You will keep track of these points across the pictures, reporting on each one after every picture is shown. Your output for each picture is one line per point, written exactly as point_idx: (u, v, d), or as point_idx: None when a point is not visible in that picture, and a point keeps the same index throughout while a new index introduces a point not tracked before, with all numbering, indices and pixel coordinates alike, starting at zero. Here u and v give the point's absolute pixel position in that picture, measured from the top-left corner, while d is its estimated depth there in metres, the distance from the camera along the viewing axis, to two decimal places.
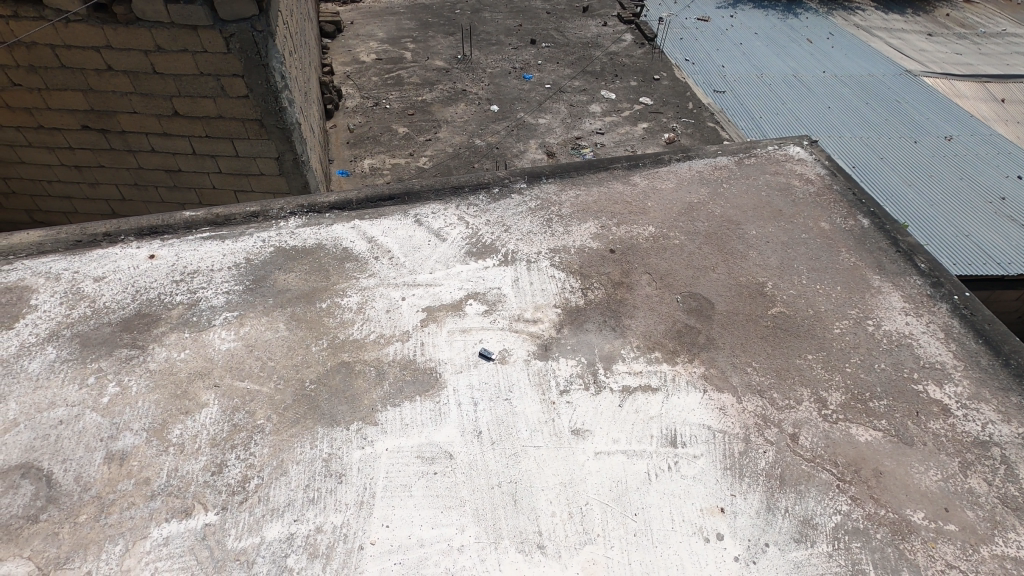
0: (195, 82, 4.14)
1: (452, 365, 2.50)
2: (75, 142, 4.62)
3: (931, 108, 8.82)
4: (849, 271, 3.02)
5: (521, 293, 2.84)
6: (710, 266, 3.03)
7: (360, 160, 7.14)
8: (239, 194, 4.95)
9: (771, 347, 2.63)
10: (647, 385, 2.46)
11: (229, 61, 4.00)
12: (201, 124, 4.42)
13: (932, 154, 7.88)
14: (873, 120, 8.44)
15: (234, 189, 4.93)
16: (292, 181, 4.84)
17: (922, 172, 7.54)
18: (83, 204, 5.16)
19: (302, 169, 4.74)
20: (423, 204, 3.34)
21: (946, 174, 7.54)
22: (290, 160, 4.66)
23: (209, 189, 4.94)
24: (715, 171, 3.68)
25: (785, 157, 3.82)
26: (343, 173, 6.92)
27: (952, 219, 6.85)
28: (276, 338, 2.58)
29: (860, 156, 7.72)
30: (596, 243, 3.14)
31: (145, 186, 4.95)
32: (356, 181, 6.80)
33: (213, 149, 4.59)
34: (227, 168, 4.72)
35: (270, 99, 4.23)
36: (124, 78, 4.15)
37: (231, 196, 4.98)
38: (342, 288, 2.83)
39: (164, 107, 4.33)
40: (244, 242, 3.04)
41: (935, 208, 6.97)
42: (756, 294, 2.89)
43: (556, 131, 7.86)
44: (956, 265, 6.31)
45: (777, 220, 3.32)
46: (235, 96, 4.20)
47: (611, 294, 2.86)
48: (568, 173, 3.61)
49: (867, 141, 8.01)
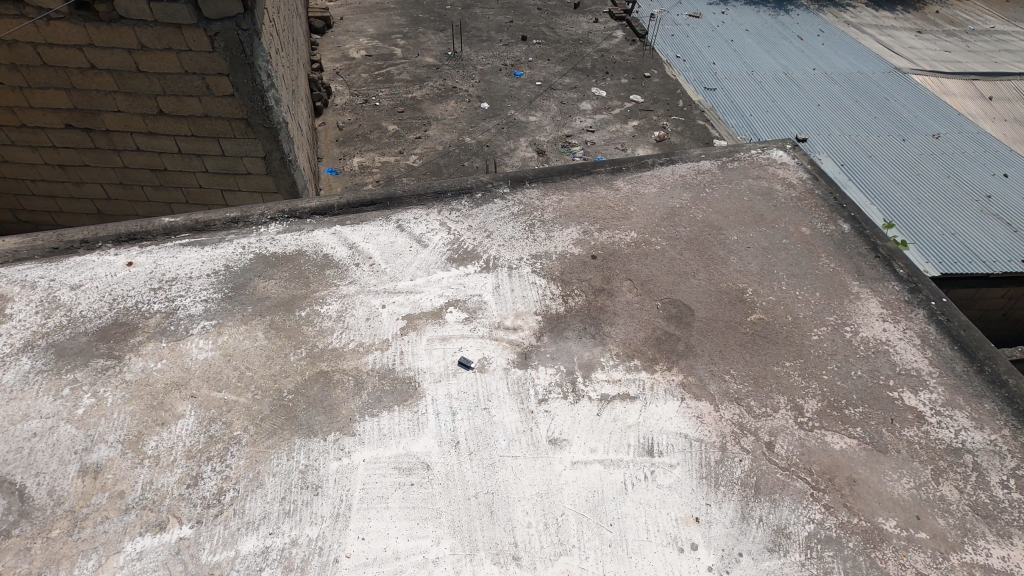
0: (180, 82, 4.10)
1: (431, 374, 2.50)
2: (59, 140, 4.56)
3: (919, 105, 8.87)
4: (829, 277, 3.04)
5: (501, 300, 2.84)
6: (691, 272, 3.04)
7: (349, 158, 7.10)
8: (226, 193, 4.91)
9: (749, 354, 2.65)
10: (625, 393, 2.47)
11: (214, 60, 3.96)
12: (186, 123, 4.38)
13: (920, 152, 7.93)
14: (862, 118, 8.48)
15: (221, 189, 4.89)
16: (279, 181, 4.81)
17: (909, 170, 7.59)
18: (68, 204, 5.10)
19: (289, 169, 4.71)
20: (406, 209, 3.33)
21: (933, 172, 7.59)
22: (277, 159, 4.62)
23: (196, 189, 4.90)
24: (698, 175, 3.69)
25: (768, 160, 3.83)
26: (332, 171, 6.89)
27: (937, 218, 6.90)
28: (254, 347, 2.57)
29: (848, 155, 7.75)
30: (577, 250, 3.14)
31: (130, 186, 4.90)
32: (345, 179, 6.77)
33: (198, 149, 4.55)
34: (214, 167, 4.69)
35: (256, 98, 4.20)
36: (107, 77, 4.11)
37: (218, 196, 4.95)
38: (322, 295, 2.82)
39: (149, 106, 4.28)
40: (224, 249, 3.03)
41: (921, 207, 7.02)
42: (736, 300, 2.90)
43: (546, 129, 7.84)
44: (941, 264, 6.36)
45: (758, 225, 3.34)
46: (221, 95, 4.17)
47: (592, 300, 2.87)
48: (552, 177, 3.60)
49: (855, 139, 8.04)
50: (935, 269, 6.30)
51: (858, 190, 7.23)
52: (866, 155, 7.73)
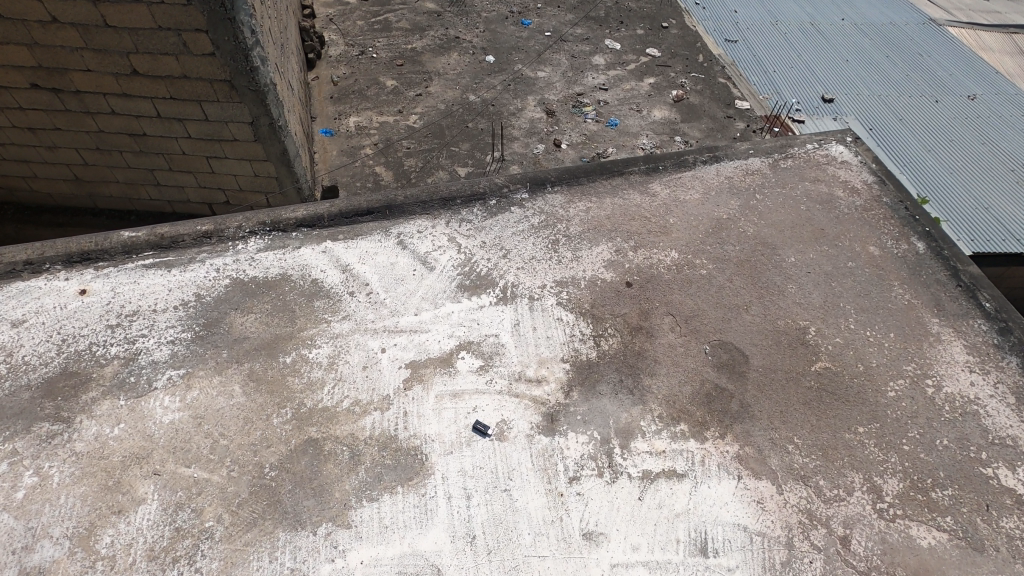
0: (154, 38, 3.53)
1: (441, 444, 2.11)
2: (26, 101, 4.01)
3: (955, 64, 8.06)
4: (903, 312, 2.60)
5: (522, 341, 2.42)
6: (743, 305, 2.59)
7: (346, 118, 6.38)
8: (214, 161, 4.34)
9: (815, 417, 2.24)
10: (671, 469, 2.09)
11: (190, 14, 3.39)
12: (163, 84, 3.81)
13: (954, 115, 7.20)
14: (893, 76, 7.69)
15: (207, 157, 4.32)
16: (270, 148, 4.21)
17: (942, 135, 6.88)
18: (43, 169, 4.54)
19: (280, 135, 4.12)
20: (408, 219, 2.85)
21: (968, 138, 6.89)
22: (266, 125, 4.04)
23: (179, 156, 4.34)
24: (746, 176, 3.18)
25: (826, 158, 3.31)
26: (327, 132, 6.20)
27: (971, 190, 6.26)
28: (231, 407, 2.17)
29: (878, 119, 6.98)
30: (609, 275, 2.68)
31: (108, 152, 4.34)
32: (341, 141, 6.11)
33: (180, 113, 3.99)
34: (197, 133, 4.13)
35: (239, 58, 3.61)
36: (72, 32, 3.53)
37: (205, 164, 4.38)
38: (310, 336, 2.40)
39: (122, 66, 3.72)
40: (194, 271, 2.58)
41: (954, 178, 6.36)
42: (796, 343, 2.47)
43: (556, 86, 6.92)
44: (973, 242, 5.76)
45: (818, 243, 2.87)
46: (201, 54, 3.59)
47: (628, 343, 2.44)
48: (577, 178, 3.09)
49: (886, 99, 7.29)
50: (967, 248, 5.70)
51: (887, 158, 6.55)
52: (897, 120, 6.96)
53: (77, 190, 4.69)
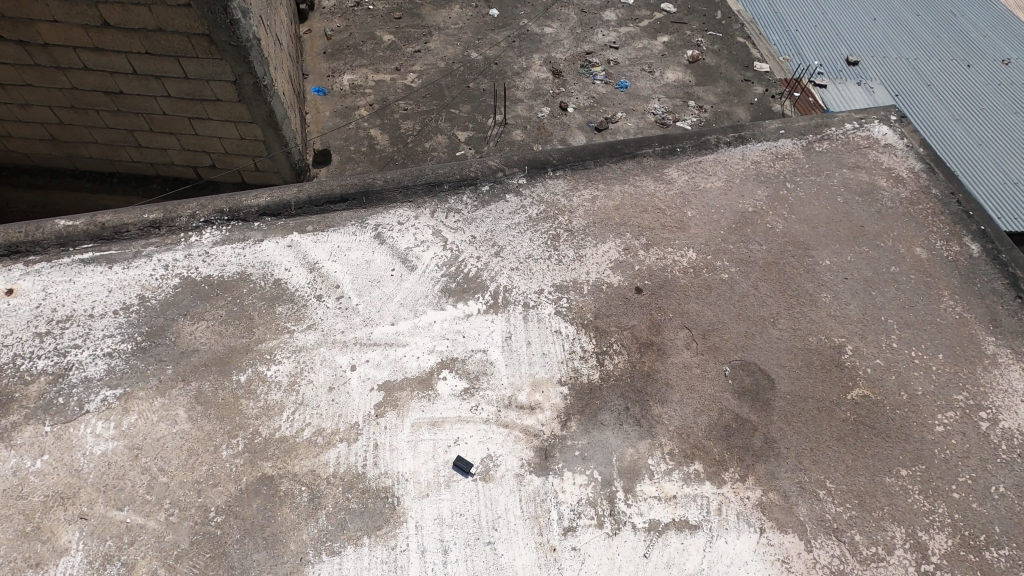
0: None
1: (416, 485, 1.82)
2: None
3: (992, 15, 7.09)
4: (954, 328, 2.25)
5: (513, 359, 2.09)
6: (770, 317, 2.25)
7: (340, 75, 5.86)
8: (196, 123, 3.94)
9: (851, 456, 1.94)
10: (682, 520, 1.80)
11: None
12: (136, 38, 3.38)
13: (990, 73, 6.33)
14: (922, 30, 6.79)
15: (189, 118, 3.91)
16: (255, 110, 3.82)
17: (974, 98, 6.08)
18: (17, 129, 4.09)
19: (265, 96, 3.72)
20: (387, 208, 2.50)
21: (1005, 100, 6.06)
22: (250, 85, 3.63)
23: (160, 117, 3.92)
24: (776, 161, 2.78)
25: (868, 140, 2.90)
26: (320, 91, 5.70)
27: (1004, 162, 5.55)
28: (173, 436, 1.87)
29: (904, 82, 6.13)
30: (617, 279, 2.33)
31: (84, 110, 3.90)
32: (334, 101, 5.63)
33: (156, 69, 3.57)
34: (177, 93, 3.72)
35: (217, 9, 3.18)
36: None
37: (187, 126, 3.97)
38: (270, 348, 2.08)
39: (90, 16, 3.28)
40: (139, 268, 2.25)
41: (985, 148, 5.64)
42: (830, 364, 2.14)
43: (564, 44, 6.31)
44: (1002, 220, 5.15)
45: (857, 243, 2.50)
46: (174, 3, 3.16)
47: (636, 362, 2.12)
48: (582, 161, 2.71)
49: (912, 58, 6.44)
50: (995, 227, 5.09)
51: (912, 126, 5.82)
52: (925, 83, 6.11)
53: (55, 151, 4.26)
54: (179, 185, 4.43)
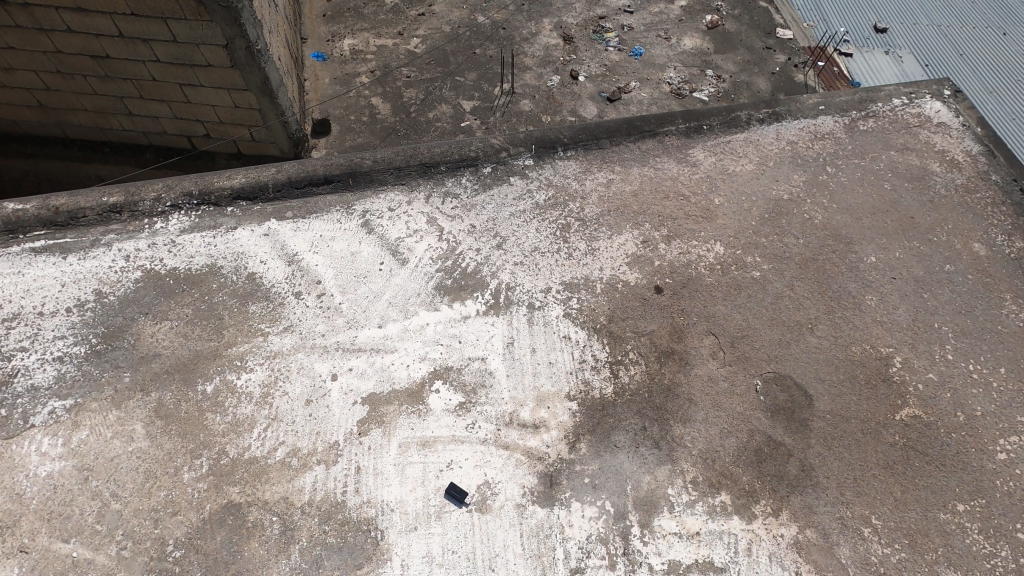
0: None
1: (402, 517, 1.60)
2: None
3: None
4: (1019, 338, 1.97)
5: (515, 369, 1.85)
6: (807, 323, 1.99)
7: (340, 40, 5.47)
8: (188, 91, 3.64)
9: (900, 488, 1.70)
10: (706, 561, 1.58)
11: None
12: None
13: None
14: None
15: (181, 85, 3.61)
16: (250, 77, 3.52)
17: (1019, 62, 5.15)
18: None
19: (261, 62, 3.41)
20: (377, 193, 2.24)
21: None
22: (243, 49, 3.33)
23: (151, 84, 3.62)
24: (815, 141, 2.47)
25: (919, 119, 2.57)
26: (319, 57, 5.33)
27: None
28: (127, 456, 1.66)
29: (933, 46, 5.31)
30: (634, 277, 2.07)
31: (71, 76, 3.60)
32: (334, 68, 5.26)
33: (143, 32, 3.27)
34: (167, 57, 3.42)
35: None
36: None
37: (179, 93, 3.67)
38: (240, 354, 1.85)
39: None
40: (97, 259, 2.01)
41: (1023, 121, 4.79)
42: (876, 378, 1.89)
43: (576, 6, 5.85)
44: None
45: (906, 237, 2.21)
46: None
47: (656, 374, 1.86)
48: (597, 139, 2.41)
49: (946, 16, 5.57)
50: None
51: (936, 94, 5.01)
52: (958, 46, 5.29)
53: (42, 118, 3.97)
54: (172, 155, 4.14)
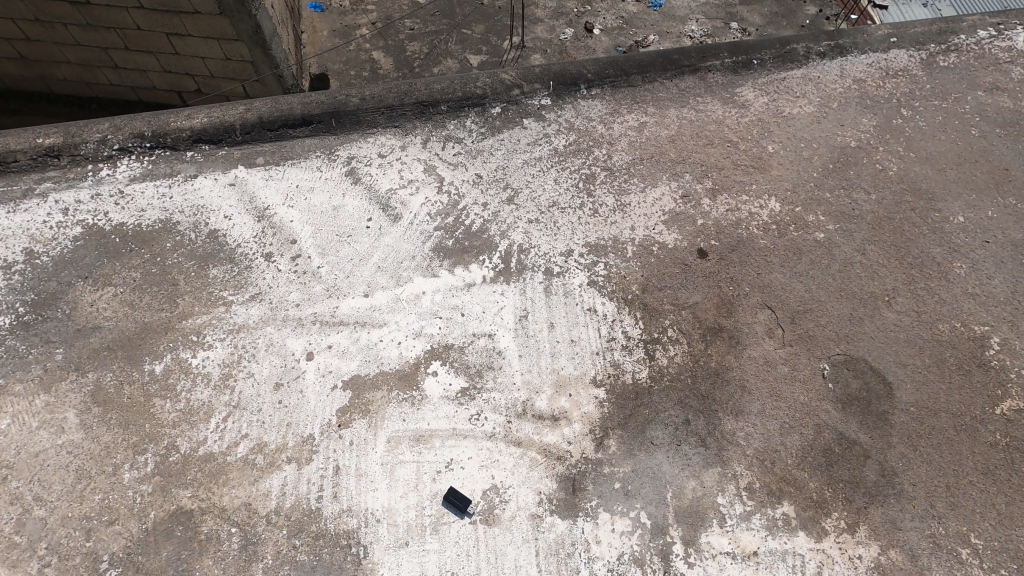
0: None
1: (391, 529, 1.31)
2: None
3: None
4: None
5: (528, 349, 1.53)
6: (882, 295, 1.64)
7: None
8: (174, 40, 3.23)
9: (1005, 499, 1.37)
10: None
11: None
12: None
13: None
14: None
15: (165, 34, 3.19)
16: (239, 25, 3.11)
17: None
18: None
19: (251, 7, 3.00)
20: (365, 136, 1.88)
21: None
22: None
23: (136, 34, 3.22)
24: (887, 80, 2.07)
25: (1010, 54, 2.16)
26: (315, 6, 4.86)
27: None
28: (56, 451, 1.36)
29: None
30: (673, 238, 1.72)
31: (49, 24, 3.19)
32: (332, 16, 4.80)
33: None
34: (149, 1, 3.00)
35: None
36: None
37: (166, 43, 3.26)
38: (197, 327, 1.53)
39: None
40: (30, 213, 1.68)
41: None
42: (969, 363, 1.54)
43: None
44: None
45: (1000, 192, 1.83)
46: None
47: (700, 356, 1.54)
48: (627, 75, 2.02)
49: None
50: None
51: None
52: None
53: (25, 71, 3.56)
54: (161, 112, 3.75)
